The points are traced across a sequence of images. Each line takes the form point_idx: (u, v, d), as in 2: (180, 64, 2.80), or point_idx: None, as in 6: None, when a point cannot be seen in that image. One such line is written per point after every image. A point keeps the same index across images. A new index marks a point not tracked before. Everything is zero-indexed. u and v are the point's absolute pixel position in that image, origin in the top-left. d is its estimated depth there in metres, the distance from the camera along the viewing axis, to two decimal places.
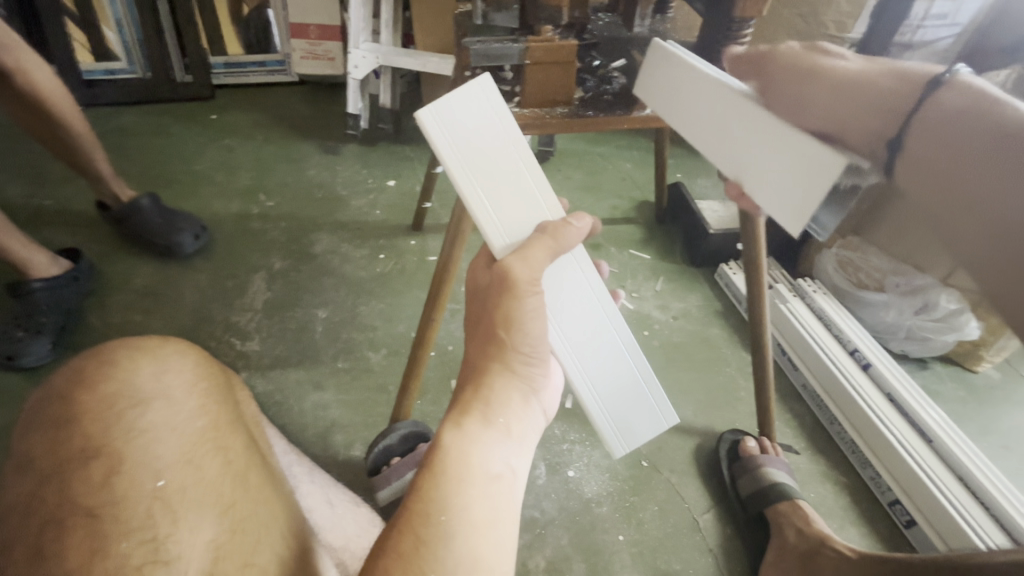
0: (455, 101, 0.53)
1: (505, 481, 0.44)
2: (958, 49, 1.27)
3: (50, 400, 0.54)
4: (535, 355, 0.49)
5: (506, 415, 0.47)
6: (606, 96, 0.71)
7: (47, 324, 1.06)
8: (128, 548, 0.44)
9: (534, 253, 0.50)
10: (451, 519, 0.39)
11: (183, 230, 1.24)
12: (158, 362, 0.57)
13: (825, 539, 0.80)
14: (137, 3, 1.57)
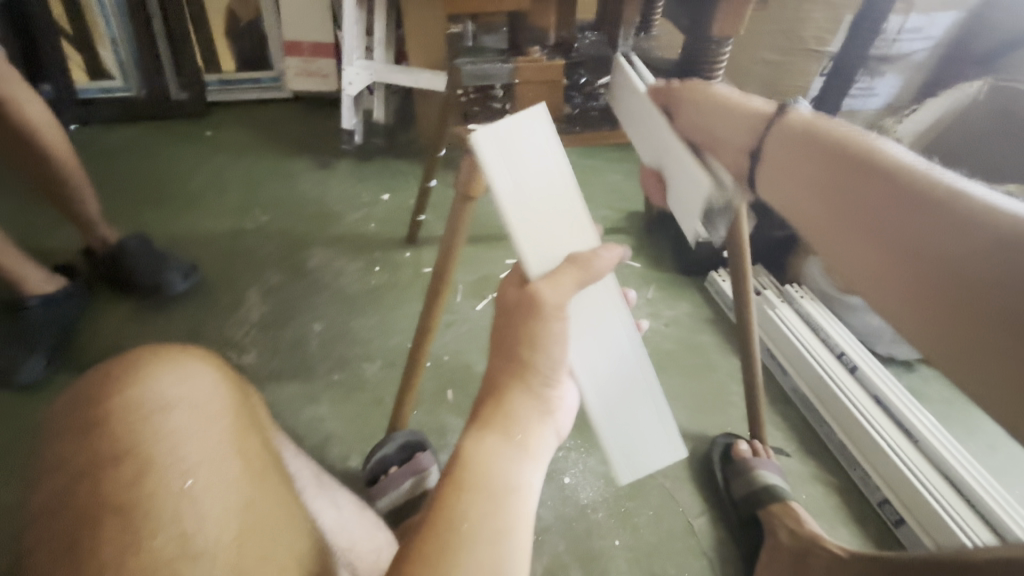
0: (513, 125, 0.55)
1: (525, 494, 0.43)
2: (933, 62, 1.32)
3: (78, 401, 0.54)
4: (555, 378, 0.48)
5: (523, 432, 0.45)
6: (592, 112, 0.75)
7: (42, 340, 1.06)
8: (159, 543, 0.45)
9: (562, 280, 0.49)
10: (473, 527, 0.40)
11: (172, 270, 1.21)
12: (182, 368, 0.58)
13: (815, 538, 0.81)
14: (132, 23, 1.60)
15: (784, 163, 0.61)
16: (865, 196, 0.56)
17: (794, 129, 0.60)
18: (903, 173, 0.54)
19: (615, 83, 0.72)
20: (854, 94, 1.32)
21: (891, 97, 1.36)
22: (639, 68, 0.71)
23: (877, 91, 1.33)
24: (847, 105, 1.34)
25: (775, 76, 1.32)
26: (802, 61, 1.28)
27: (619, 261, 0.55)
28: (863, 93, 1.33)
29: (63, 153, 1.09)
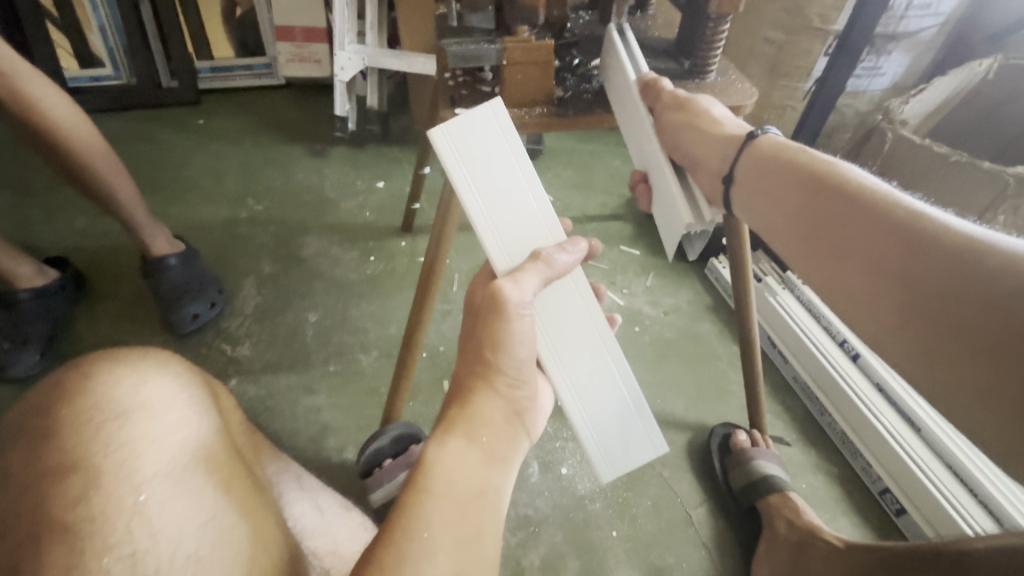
0: (469, 126, 0.55)
1: (487, 499, 0.44)
2: (942, 39, 1.27)
3: (27, 412, 0.53)
4: (522, 380, 0.50)
5: (490, 435, 0.47)
6: (586, 95, 0.70)
7: (35, 334, 1.05)
8: (106, 564, 0.44)
9: (525, 277, 0.52)
10: (434, 536, 0.40)
11: (201, 295, 1.13)
12: (141, 373, 0.57)
13: (815, 530, 0.80)
14: (120, 9, 1.56)
15: (764, 197, 0.57)
16: (841, 225, 0.51)
17: (766, 154, 0.57)
18: (879, 202, 0.49)
19: (606, 61, 0.70)
20: (858, 74, 1.27)
21: (896, 77, 1.30)
22: (631, 48, 0.68)
23: (883, 70, 1.27)
24: (851, 86, 1.29)
25: (778, 56, 1.28)
26: (806, 40, 1.24)
27: (585, 255, 0.58)
28: (869, 73, 1.27)
29: (96, 157, 1.00)
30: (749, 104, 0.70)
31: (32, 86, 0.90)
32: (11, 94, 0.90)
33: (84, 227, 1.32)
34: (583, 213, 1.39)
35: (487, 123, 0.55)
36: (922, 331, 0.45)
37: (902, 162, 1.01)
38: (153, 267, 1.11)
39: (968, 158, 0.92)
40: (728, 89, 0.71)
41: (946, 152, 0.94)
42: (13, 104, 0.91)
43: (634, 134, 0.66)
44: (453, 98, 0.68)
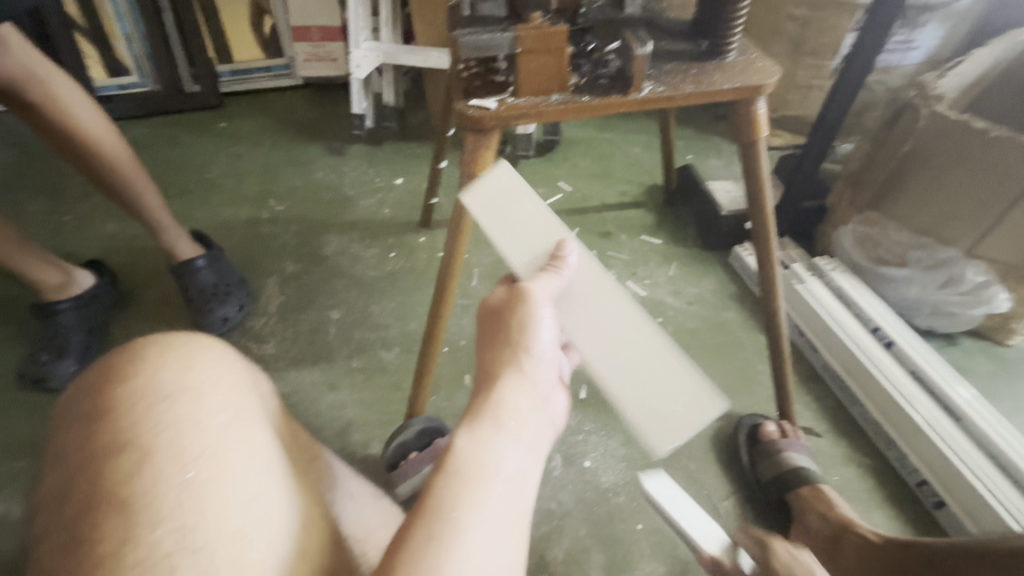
0: (486, 177, 0.65)
1: (518, 482, 0.44)
2: (980, 8, 1.20)
3: (84, 393, 0.52)
4: (542, 366, 0.53)
5: (516, 418, 0.47)
6: (602, 80, 0.67)
7: (72, 343, 1.09)
8: (157, 536, 0.42)
9: (539, 277, 0.58)
10: (463, 515, 0.39)
11: (226, 302, 1.15)
12: (185, 358, 0.54)
13: (849, 524, 0.77)
14: (144, 17, 1.60)
15: None
16: None
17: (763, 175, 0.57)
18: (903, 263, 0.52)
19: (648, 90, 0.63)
20: (889, 49, 1.22)
21: (932, 49, 1.24)
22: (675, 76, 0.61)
23: (916, 44, 1.22)
24: (881, 62, 1.24)
25: (803, 34, 1.24)
26: (833, 15, 1.19)
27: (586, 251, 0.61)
28: (902, 47, 1.22)
29: (110, 142, 1.00)
30: (771, 82, 0.66)
31: (97, 134, 0.98)
32: (47, 101, 0.93)
33: (116, 232, 1.36)
34: (602, 203, 1.37)
35: (491, 170, 0.66)
36: None
37: (938, 140, 0.96)
38: (182, 270, 1.14)
39: (1010, 133, 0.87)
40: (749, 68, 0.68)
41: (984, 128, 0.90)
42: (31, 95, 0.92)
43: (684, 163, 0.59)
44: (467, 90, 0.66)
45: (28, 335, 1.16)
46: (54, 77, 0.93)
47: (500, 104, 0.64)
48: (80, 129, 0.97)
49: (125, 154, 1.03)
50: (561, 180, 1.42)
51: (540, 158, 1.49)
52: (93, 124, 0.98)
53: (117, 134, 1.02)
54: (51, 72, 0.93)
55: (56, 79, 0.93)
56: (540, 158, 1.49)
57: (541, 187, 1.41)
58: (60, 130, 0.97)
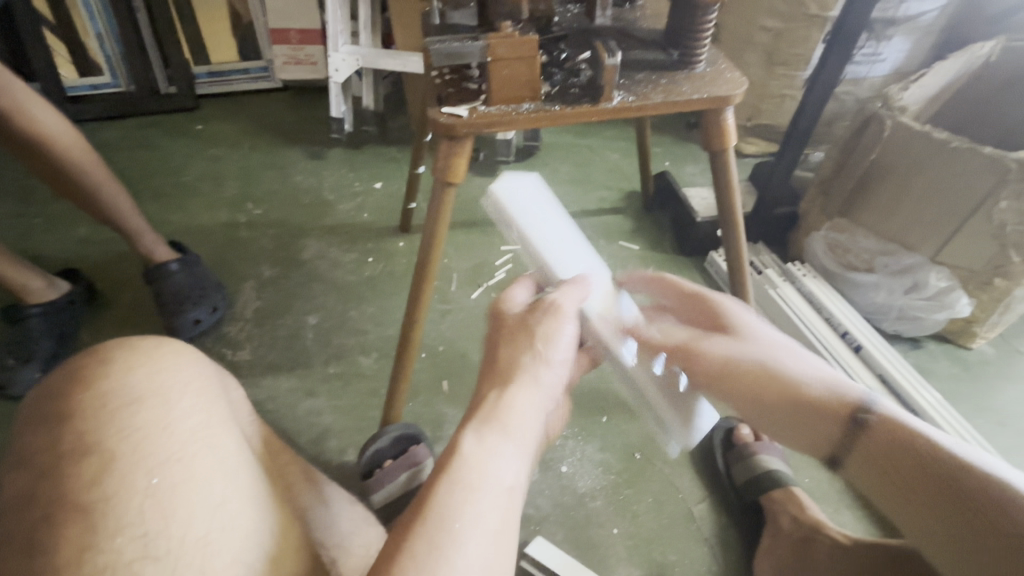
0: (519, 184, 0.69)
1: (512, 491, 0.44)
2: (943, 22, 1.25)
3: (46, 397, 0.51)
4: (552, 378, 0.54)
5: (520, 426, 0.48)
6: (574, 90, 0.67)
7: (40, 349, 1.06)
8: (119, 544, 0.41)
9: (568, 288, 0.61)
10: (465, 526, 0.40)
11: (197, 305, 1.12)
12: (154, 362, 0.53)
13: (818, 525, 0.81)
14: (116, 17, 1.57)
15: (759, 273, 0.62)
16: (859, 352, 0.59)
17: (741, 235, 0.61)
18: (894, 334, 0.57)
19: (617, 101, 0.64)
20: (858, 61, 1.25)
21: (899, 61, 1.28)
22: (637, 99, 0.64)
23: (883, 56, 1.25)
24: (850, 73, 1.27)
25: (776, 44, 1.27)
26: (804, 27, 1.23)
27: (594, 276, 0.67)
28: (869, 59, 1.25)
29: (81, 154, 0.99)
30: (739, 93, 0.68)
31: (66, 147, 0.97)
32: (17, 115, 0.91)
33: (87, 235, 1.33)
34: (581, 209, 1.38)
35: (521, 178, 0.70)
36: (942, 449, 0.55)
37: (903, 150, 0.98)
38: (155, 274, 1.13)
39: (968, 143, 0.91)
40: (718, 79, 0.69)
41: (945, 139, 0.93)
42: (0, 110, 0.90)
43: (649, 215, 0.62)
44: (439, 97, 0.66)
45: None
46: (20, 91, 0.91)
47: (472, 112, 0.64)
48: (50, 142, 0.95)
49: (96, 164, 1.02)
50: None
51: (520, 164, 1.50)
52: (62, 135, 0.96)
53: (87, 144, 1.00)
54: (15, 85, 0.91)
55: (21, 92, 0.91)
56: (520, 164, 1.50)
57: None
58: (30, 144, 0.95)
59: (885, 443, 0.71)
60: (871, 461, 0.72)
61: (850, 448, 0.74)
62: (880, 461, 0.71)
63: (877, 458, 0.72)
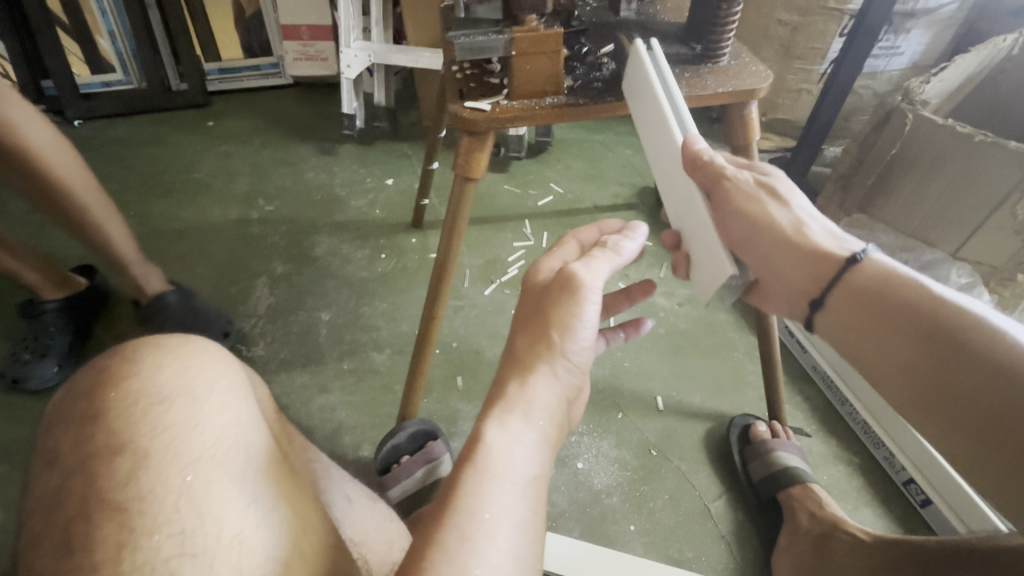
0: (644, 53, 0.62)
1: (539, 482, 0.44)
2: (963, 15, 1.23)
3: (74, 396, 0.51)
4: (579, 368, 0.51)
5: (546, 418, 0.47)
6: (596, 84, 0.67)
7: (55, 345, 1.06)
8: (157, 541, 0.42)
9: (595, 262, 0.54)
10: (496, 517, 0.40)
11: (208, 327, 1.10)
12: (181, 359, 0.53)
13: (838, 522, 0.79)
14: (129, 14, 1.57)
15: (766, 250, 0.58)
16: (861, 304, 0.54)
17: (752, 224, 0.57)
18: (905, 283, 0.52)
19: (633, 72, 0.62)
20: (876, 54, 1.23)
21: (917, 55, 1.26)
22: (661, 68, 0.60)
23: (902, 50, 1.24)
24: (868, 67, 1.26)
25: (792, 38, 1.26)
26: (822, 20, 1.21)
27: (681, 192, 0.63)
28: (888, 52, 1.24)
29: (78, 179, 0.96)
30: (764, 87, 0.67)
31: (54, 161, 0.93)
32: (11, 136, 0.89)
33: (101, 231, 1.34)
34: (594, 205, 1.37)
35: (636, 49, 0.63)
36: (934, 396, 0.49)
37: (925, 144, 0.97)
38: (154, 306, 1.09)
39: (993, 137, 0.89)
40: (742, 72, 0.68)
41: (969, 133, 0.91)
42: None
43: (671, 187, 0.61)
44: (462, 91, 0.66)
45: (9, 335, 1.13)
46: (21, 113, 0.89)
47: (494, 106, 0.63)
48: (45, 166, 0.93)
49: (82, 178, 0.97)
50: (553, 182, 1.43)
51: (532, 160, 1.50)
52: (48, 148, 0.92)
53: (84, 171, 0.98)
54: (15, 107, 0.89)
55: (20, 116, 0.89)
56: (532, 160, 1.50)
57: (533, 188, 1.42)
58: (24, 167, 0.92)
59: (870, 291, 0.53)
60: (840, 315, 0.55)
61: (824, 299, 0.56)
62: (847, 313, 0.55)
63: (858, 315, 0.54)
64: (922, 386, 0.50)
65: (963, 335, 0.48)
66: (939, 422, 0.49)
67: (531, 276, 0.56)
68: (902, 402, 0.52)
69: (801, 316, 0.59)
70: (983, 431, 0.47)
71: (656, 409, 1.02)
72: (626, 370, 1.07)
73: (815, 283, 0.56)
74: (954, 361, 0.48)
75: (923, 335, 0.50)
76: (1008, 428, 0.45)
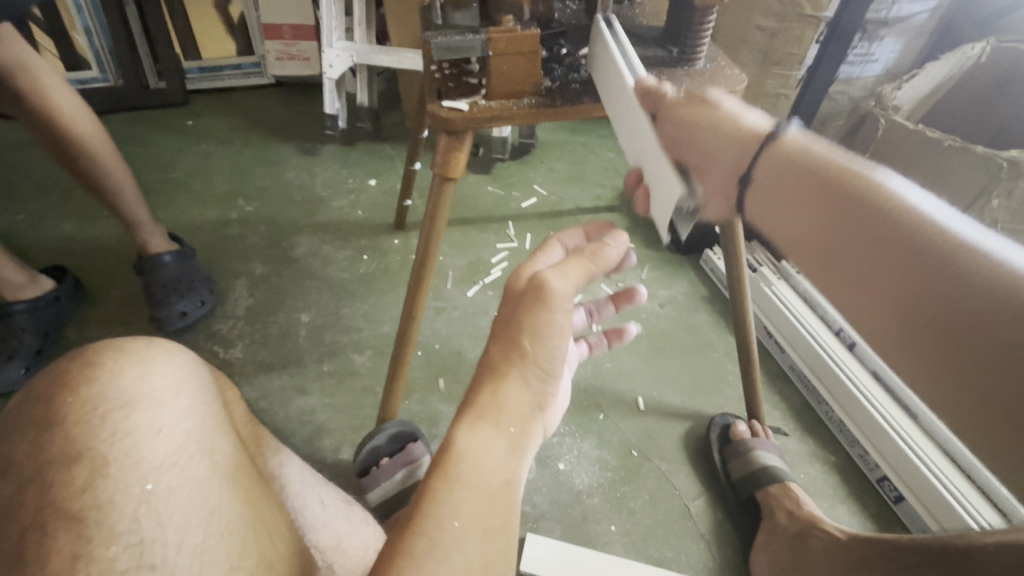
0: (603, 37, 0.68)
1: (510, 489, 0.44)
2: (934, 23, 1.26)
3: (30, 403, 0.49)
4: (551, 373, 0.51)
5: (517, 425, 0.47)
6: (574, 85, 0.67)
7: (24, 349, 1.03)
8: (113, 552, 0.40)
9: (571, 270, 0.53)
10: (464, 524, 0.39)
11: (189, 296, 1.12)
12: (144, 364, 0.52)
13: (815, 521, 0.80)
14: (105, 10, 1.54)
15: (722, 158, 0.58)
16: (804, 196, 0.54)
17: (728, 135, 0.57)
18: (845, 175, 0.52)
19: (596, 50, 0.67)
20: (851, 61, 1.26)
21: (890, 62, 1.29)
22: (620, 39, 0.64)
23: (875, 57, 1.27)
24: (844, 73, 1.28)
25: (771, 44, 1.28)
26: (799, 27, 1.24)
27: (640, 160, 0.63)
28: (862, 59, 1.26)
29: (97, 142, 0.99)
30: (738, 90, 0.68)
31: (79, 125, 0.96)
32: (37, 97, 0.91)
33: (74, 231, 1.31)
34: (577, 207, 1.38)
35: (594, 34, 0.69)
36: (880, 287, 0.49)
37: (896, 147, 1.00)
38: (147, 264, 1.11)
39: (961, 142, 0.91)
40: (717, 76, 0.69)
41: (938, 138, 0.93)
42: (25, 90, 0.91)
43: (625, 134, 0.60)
44: (440, 91, 0.66)
45: None
46: (50, 77, 0.92)
47: (472, 106, 0.63)
48: (70, 128, 0.95)
49: (109, 154, 1.02)
50: (536, 183, 1.43)
51: (516, 161, 1.50)
52: (78, 115, 0.95)
53: (105, 136, 1.00)
54: (45, 68, 0.92)
55: (47, 76, 0.92)
56: (516, 161, 1.50)
57: (516, 190, 1.42)
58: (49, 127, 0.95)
59: (813, 183, 0.53)
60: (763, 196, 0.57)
61: (749, 177, 0.57)
62: (792, 200, 0.55)
63: (782, 189, 0.55)
64: (836, 253, 0.52)
65: (868, 194, 0.50)
66: (849, 285, 0.51)
67: (512, 279, 0.56)
68: (818, 274, 0.54)
69: (734, 202, 0.61)
70: (886, 287, 0.49)
71: (637, 409, 1.02)
72: (607, 370, 1.08)
73: (744, 160, 0.57)
74: (860, 223, 0.50)
75: (836, 201, 0.51)
76: (910, 281, 0.47)
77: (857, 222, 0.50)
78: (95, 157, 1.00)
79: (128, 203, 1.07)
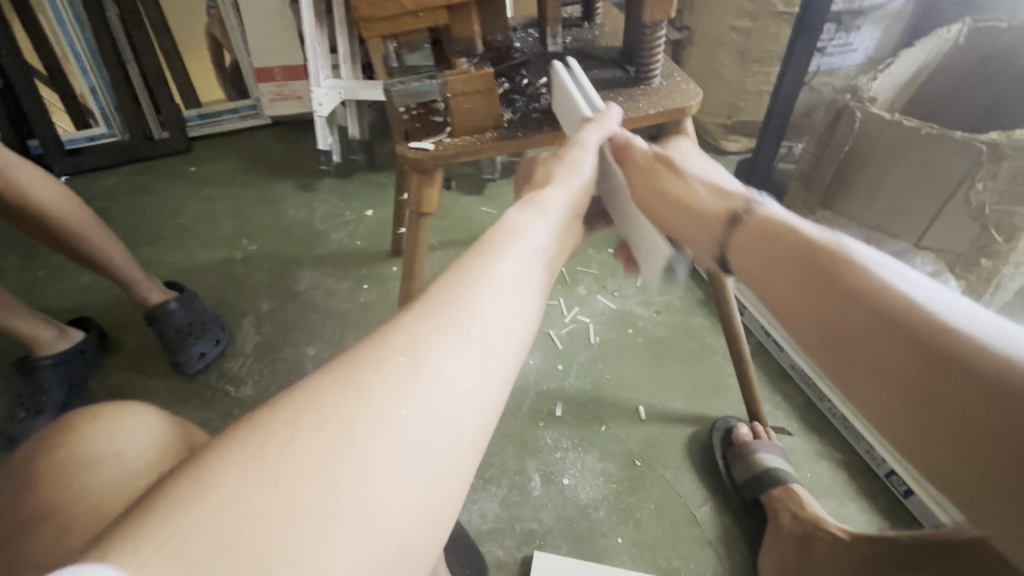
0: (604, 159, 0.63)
1: (335, 470, 0.31)
2: (910, 8, 1.26)
3: (25, 463, 0.55)
4: (464, 309, 0.41)
5: (452, 316, 0.40)
6: (535, 114, 0.70)
7: (50, 403, 1.08)
8: None
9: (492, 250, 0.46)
10: (301, 459, 0.31)
11: (201, 339, 1.16)
12: (114, 424, 0.56)
13: (818, 522, 0.80)
14: (107, 69, 1.62)
15: (688, 225, 0.62)
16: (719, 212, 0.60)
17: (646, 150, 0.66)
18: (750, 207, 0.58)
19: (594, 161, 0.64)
20: (830, 52, 1.26)
21: (871, 49, 1.29)
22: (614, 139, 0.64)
23: (855, 46, 1.27)
24: (824, 64, 1.29)
25: (747, 43, 1.29)
26: (773, 25, 1.25)
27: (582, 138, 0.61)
28: (841, 49, 1.26)
29: (76, 219, 1.03)
30: (693, 104, 0.69)
31: (60, 209, 1.00)
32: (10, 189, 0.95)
33: (92, 283, 1.37)
34: None
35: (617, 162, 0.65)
36: (805, 297, 0.51)
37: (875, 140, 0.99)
38: (156, 315, 1.16)
39: (938, 129, 0.91)
40: (673, 91, 0.71)
41: (915, 126, 0.93)
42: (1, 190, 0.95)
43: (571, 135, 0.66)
44: (407, 133, 0.68)
45: (6, 392, 1.15)
46: (21, 169, 0.95)
47: (437, 146, 0.66)
48: (50, 213, 1.00)
49: (95, 227, 1.07)
50: None
51: (506, 179, 1.53)
52: (52, 200, 0.99)
53: (87, 211, 1.05)
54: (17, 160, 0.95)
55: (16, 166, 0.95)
56: (506, 179, 1.53)
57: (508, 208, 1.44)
58: (30, 215, 0.99)
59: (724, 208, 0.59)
60: (637, 178, 0.64)
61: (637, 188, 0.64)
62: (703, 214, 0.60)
63: (686, 206, 0.62)
64: (770, 264, 0.55)
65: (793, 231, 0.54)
66: (796, 310, 0.52)
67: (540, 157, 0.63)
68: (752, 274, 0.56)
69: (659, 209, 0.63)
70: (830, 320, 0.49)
71: (639, 418, 1.03)
72: (607, 381, 1.08)
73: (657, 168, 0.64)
74: (781, 244, 0.54)
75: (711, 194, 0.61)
76: (843, 305, 0.48)
77: (784, 248, 0.54)
78: (80, 235, 1.05)
79: (123, 266, 1.12)
